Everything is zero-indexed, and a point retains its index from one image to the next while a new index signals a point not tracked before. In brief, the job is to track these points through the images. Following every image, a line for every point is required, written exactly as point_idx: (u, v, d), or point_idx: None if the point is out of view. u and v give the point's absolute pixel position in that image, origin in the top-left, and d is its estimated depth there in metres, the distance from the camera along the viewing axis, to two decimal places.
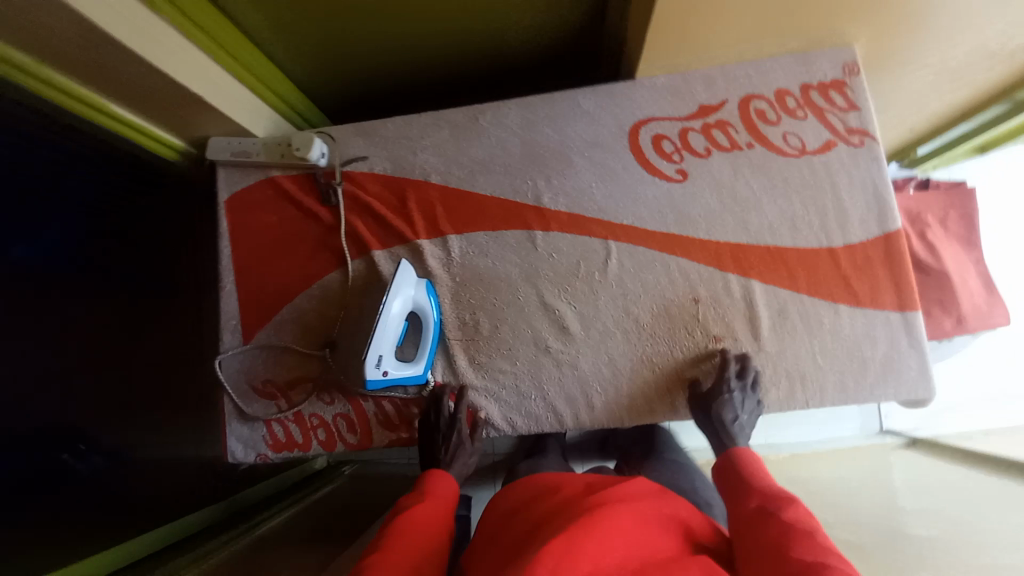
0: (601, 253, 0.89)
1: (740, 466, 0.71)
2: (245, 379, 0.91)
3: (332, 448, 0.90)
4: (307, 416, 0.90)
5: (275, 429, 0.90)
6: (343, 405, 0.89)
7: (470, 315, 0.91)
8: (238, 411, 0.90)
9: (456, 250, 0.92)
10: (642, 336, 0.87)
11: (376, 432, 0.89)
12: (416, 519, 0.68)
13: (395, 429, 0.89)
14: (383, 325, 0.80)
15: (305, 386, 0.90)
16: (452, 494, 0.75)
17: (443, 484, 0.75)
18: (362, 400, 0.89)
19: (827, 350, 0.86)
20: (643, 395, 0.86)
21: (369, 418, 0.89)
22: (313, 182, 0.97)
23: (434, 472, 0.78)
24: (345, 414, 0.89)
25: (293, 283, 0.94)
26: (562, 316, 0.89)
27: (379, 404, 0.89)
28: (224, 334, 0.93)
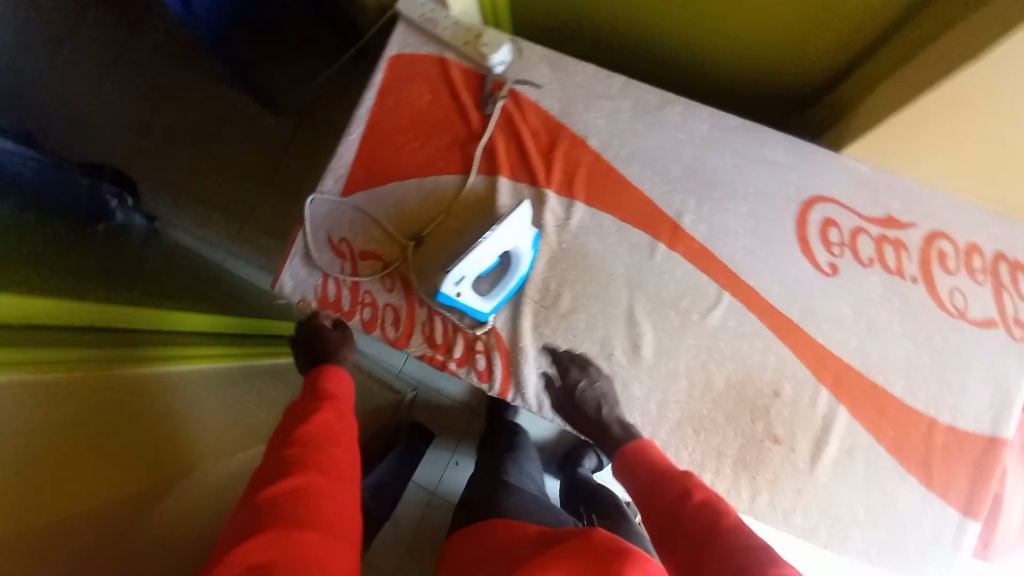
0: (712, 299, 0.84)
1: (643, 460, 0.75)
2: (326, 227, 0.90)
3: (369, 332, 0.89)
4: (363, 291, 0.89)
5: (329, 287, 0.89)
6: (399, 298, 0.88)
7: (555, 285, 0.87)
8: (305, 254, 0.89)
9: (575, 220, 0.88)
10: (705, 397, 0.82)
11: (415, 340, 0.88)
12: (324, 431, 0.78)
13: (433, 347, 0.88)
14: (479, 252, 0.78)
15: (375, 263, 0.89)
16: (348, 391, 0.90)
17: (339, 386, 0.89)
18: (418, 304, 0.88)
19: (872, 512, 0.80)
20: (676, 451, 0.82)
21: (415, 323, 0.88)
22: (479, 83, 0.92)
23: (325, 371, 0.90)
24: (396, 307, 0.88)
25: (411, 166, 0.91)
26: (640, 334, 0.85)
27: (432, 317, 0.88)
28: (327, 177, 0.91)
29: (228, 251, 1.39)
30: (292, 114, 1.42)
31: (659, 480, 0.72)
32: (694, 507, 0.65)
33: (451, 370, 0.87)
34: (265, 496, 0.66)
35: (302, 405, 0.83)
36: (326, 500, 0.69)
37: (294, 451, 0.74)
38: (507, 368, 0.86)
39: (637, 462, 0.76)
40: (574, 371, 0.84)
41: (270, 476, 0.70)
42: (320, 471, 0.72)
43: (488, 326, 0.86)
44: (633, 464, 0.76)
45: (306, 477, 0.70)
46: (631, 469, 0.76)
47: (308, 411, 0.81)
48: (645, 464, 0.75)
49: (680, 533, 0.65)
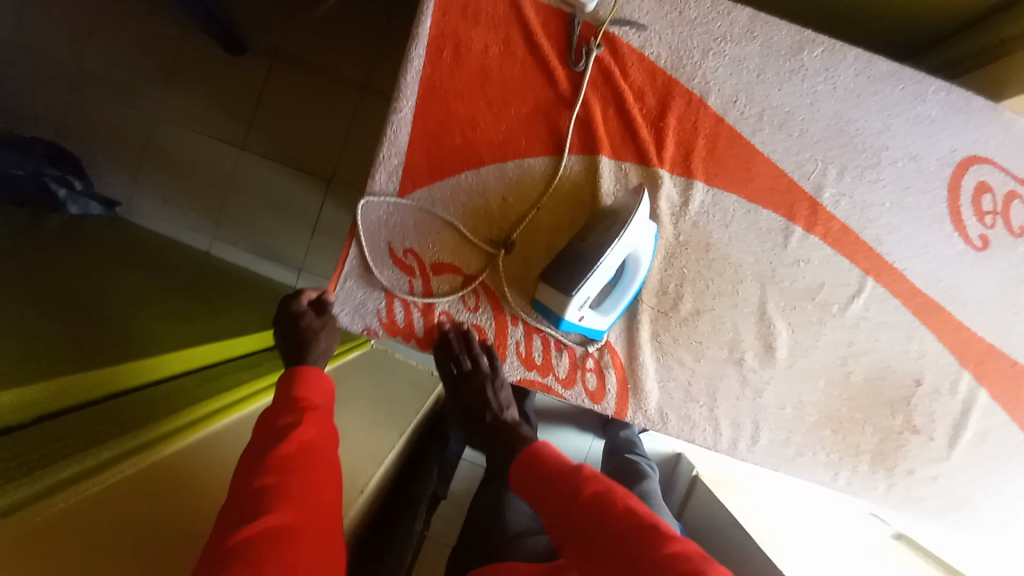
0: (854, 286, 0.74)
1: (536, 467, 0.67)
2: (384, 237, 0.71)
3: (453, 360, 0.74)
4: (438, 312, 0.73)
5: (396, 309, 0.72)
6: (484, 318, 0.73)
7: (675, 286, 0.73)
8: (364, 274, 0.71)
9: (695, 208, 0.73)
10: (842, 394, 0.75)
11: (508, 363, 0.75)
12: (307, 450, 0.57)
13: (531, 369, 0.75)
14: (605, 267, 0.63)
15: (453, 278, 0.72)
16: (325, 398, 0.68)
17: (316, 392, 0.66)
18: (510, 321, 0.73)
19: (998, 490, 0.78)
20: (807, 451, 0.76)
21: (508, 344, 0.74)
22: (563, 25, 0.69)
23: (302, 376, 0.67)
24: (482, 328, 0.74)
25: (485, 146, 0.70)
26: (774, 334, 0.74)
27: (528, 335, 0.74)
28: (379, 173, 0.69)
29: (213, 235, 1.14)
30: (276, 63, 1.10)
31: (553, 473, 0.65)
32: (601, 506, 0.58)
33: (557, 394, 0.75)
34: (230, 543, 0.45)
35: (271, 420, 0.60)
36: (315, 537, 0.50)
37: (267, 481, 0.52)
38: (623, 385, 0.75)
39: (531, 464, 0.68)
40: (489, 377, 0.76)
41: (237, 513, 0.49)
42: (302, 500, 0.52)
43: (599, 344, 0.74)
44: (525, 472, 0.68)
45: (286, 512, 0.50)
46: (529, 474, 0.67)
47: (282, 428, 0.59)
48: (540, 464, 0.67)
49: (595, 544, 0.56)
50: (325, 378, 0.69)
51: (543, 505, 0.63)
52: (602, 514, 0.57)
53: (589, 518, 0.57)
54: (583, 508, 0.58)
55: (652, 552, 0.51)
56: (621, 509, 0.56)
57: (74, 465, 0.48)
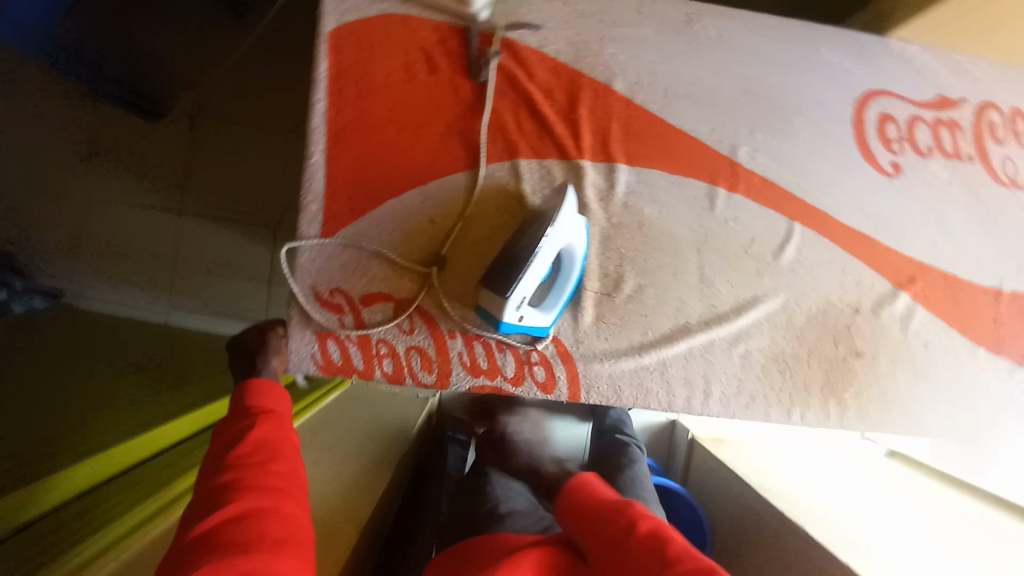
0: (783, 233, 0.78)
1: (586, 499, 0.64)
2: (312, 282, 0.72)
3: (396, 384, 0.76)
4: (374, 342, 0.75)
5: (331, 349, 0.73)
6: (422, 337, 0.76)
7: (615, 267, 0.77)
8: (297, 317, 0.73)
9: (620, 191, 0.75)
10: (789, 336, 0.80)
11: (455, 374, 0.76)
12: (263, 446, 0.57)
13: (479, 374, 0.76)
14: (536, 265, 0.66)
15: (386, 305, 0.74)
16: (282, 397, 0.66)
17: (270, 394, 0.65)
18: (448, 334, 0.76)
19: (949, 394, 0.84)
20: (767, 396, 0.80)
21: (451, 357, 0.76)
22: (465, 39, 0.72)
23: (249, 381, 0.65)
24: (421, 348, 0.76)
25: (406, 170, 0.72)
26: (715, 294, 0.78)
27: (469, 343, 0.76)
28: (303, 219, 0.71)
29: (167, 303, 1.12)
30: (201, 120, 1.09)
31: (608, 507, 0.61)
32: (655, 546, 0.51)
33: (508, 392, 0.77)
34: (189, 538, 0.46)
35: (224, 425, 0.60)
36: (280, 515, 0.50)
37: (228, 477, 0.53)
38: (571, 371, 0.77)
39: (589, 495, 0.64)
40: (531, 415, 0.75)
41: (200, 509, 0.50)
42: (264, 487, 0.52)
43: (548, 339, 0.76)
44: (576, 505, 0.64)
45: (250, 501, 0.50)
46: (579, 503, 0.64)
47: (235, 431, 0.58)
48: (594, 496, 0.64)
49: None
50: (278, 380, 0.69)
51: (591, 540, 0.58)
52: (656, 550, 0.51)
53: (639, 552, 0.52)
54: (636, 544, 0.53)
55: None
56: (665, 543, 0.52)
57: (71, 560, 0.51)
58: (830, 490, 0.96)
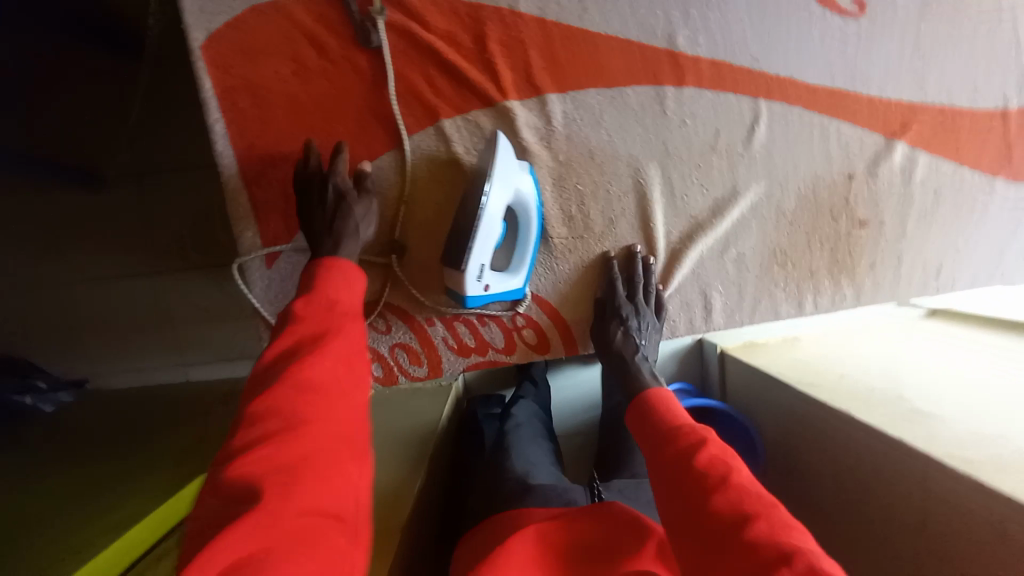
0: (749, 118, 0.70)
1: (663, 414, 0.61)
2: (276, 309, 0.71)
3: (390, 384, 0.77)
4: None
5: None
6: (403, 333, 0.74)
7: (576, 207, 0.71)
8: None
9: (560, 125, 0.69)
10: (782, 225, 0.73)
11: (447, 359, 0.76)
12: (333, 368, 0.49)
13: (470, 353, 0.75)
14: (484, 229, 0.61)
15: None
16: (355, 306, 0.57)
17: (345, 296, 0.56)
18: (427, 323, 0.74)
19: (970, 237, 0.77)
20: (771, 294, 0.75)
21: (437, 344, 0.75)
22: (346, 5, 0.64)
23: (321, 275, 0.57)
24: (406, 343, 0.74)
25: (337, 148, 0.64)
26: (691, 203, 0.72)
27: (451, 325, 0.74)
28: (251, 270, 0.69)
29: None
30: None
31: (666, 427, 0.59)
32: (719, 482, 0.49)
33: (502, 362, 0.76)
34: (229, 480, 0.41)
35: (294, 324, 0.52)
36: (338, 473, 0.43)
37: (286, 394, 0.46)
38: (559, 326, 0.75)
39: (655, 412, 0.61)
40: (625, 304, 0.71)
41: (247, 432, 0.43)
42: (323, 432, 0.45)
43: (528, 301, 0.73)
44: (636, 419, 0.63)
45: (302, 446, 0.43)
46: (639, 417, 0.63)
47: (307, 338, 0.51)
48: (656, 410, 0.62)
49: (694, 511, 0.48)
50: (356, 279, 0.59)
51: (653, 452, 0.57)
52: (709, 479, 0.49)
53: (692, 483, 0.50)
54: (690, 471, 0.51)
55: (761, 542, 0.42)
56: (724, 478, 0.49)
57: None
58: (869, 364, 0.91)
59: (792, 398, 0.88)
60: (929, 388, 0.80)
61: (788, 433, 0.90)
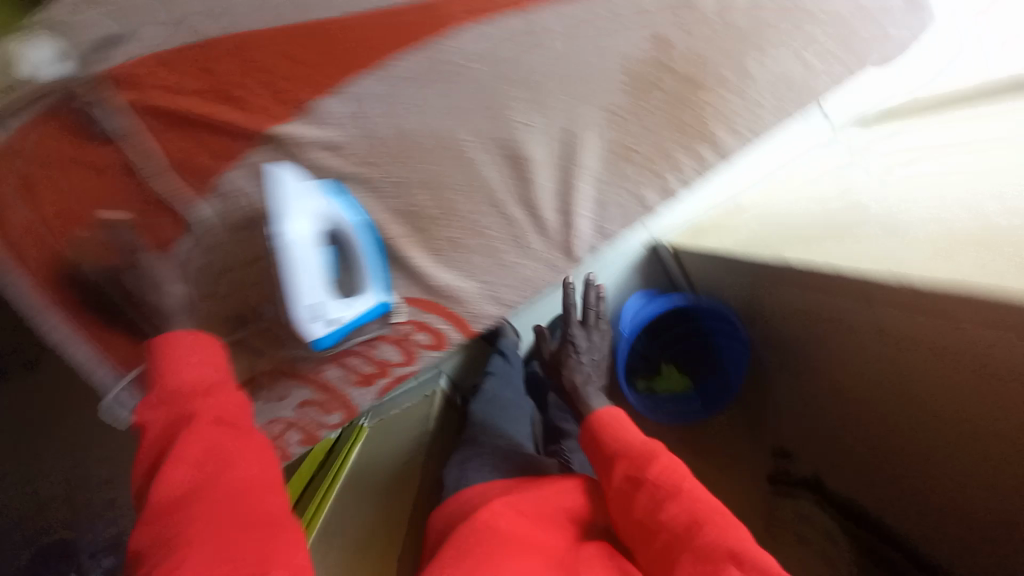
0: (523, 29, 0.66)
1: (614, 432, 0.79)
2: None
3: (315, 440, 0.75)
4: (265, 426, 0.71)
5: None
6: (299, 391, 0.71)
7: (403, 199, 0.67)
8: None
9: (343, 124, 0.63)
10: (614, 122, 0.69)
11: (356, 395, 0.74)
12: (219, 439, 0.50)
13: (374, 380, 0.74)
14: (298, 266, 0.60)
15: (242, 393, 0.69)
16: (220, 374, 0.58)
17: (205, 367, 0.57)
18: (318, 372, 0.70)
19: (814, 42, 0.71)
20: (637, 192, 0.72)
21: (339, 386, 0.72)
22: (78, 109, 0.61)
23: (173, 358, 0.57)
24: (308, 399, 0.72)
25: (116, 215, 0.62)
26: (516, 142, 0.68)
27: (341, 364, 0.71)
28: (102, 394, 0.67)
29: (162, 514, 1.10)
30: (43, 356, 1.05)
31: (621, 447, 0.76)
32: (669, 491, 0.67)
33: (410, 371, 0.75)
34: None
35: (160, 419, 0.53)
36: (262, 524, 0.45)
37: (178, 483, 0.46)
38: (446, 317, 0.73)
39: (611, 431, 0.79)
40: (575, 329, 1.02)
41: (148, 539, 0.44)
42: (227, 498, 0.46)
43: (402, 308, 0.70)
44: (595, 439, 0.80)
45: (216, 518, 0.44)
46: (598, 441, 0.80)
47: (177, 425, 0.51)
48: (610, 434, 0.79)
49: (655, 518, 0.65)
50: (215, 351, 0.60)
51: (613, 466, 0.75)
52: (662, 491, 0.67)
53: (649, 493, 0.68)
54: (646, 482, 0.69)
55: (709, 538, 0.60)
56: (674, 487, 0.67)
57: None
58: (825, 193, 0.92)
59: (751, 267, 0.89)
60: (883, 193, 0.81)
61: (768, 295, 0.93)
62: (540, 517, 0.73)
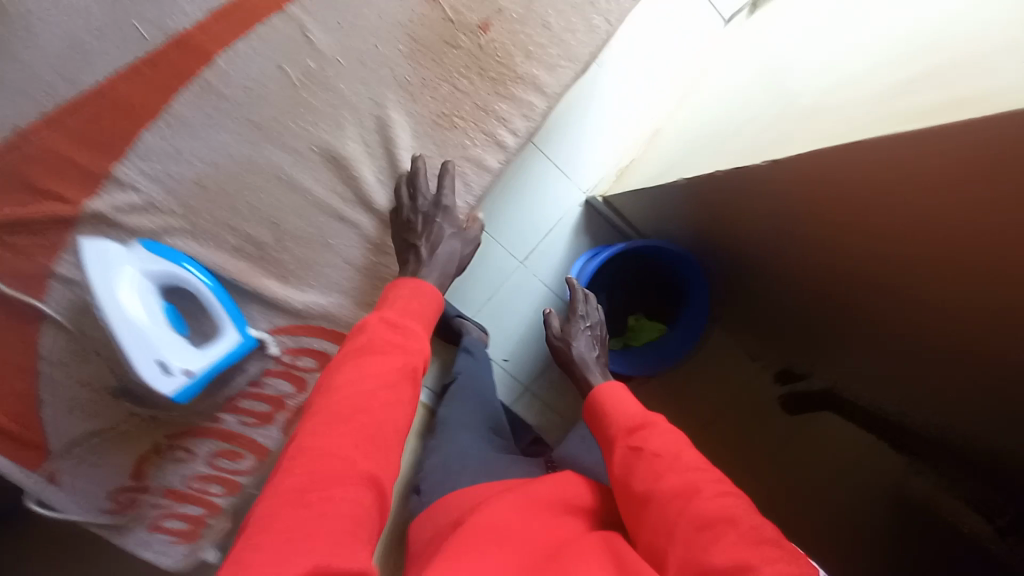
0: (296, 30, 0.63)
1: (615, 401, 0.75)
2: (95, 507, 0.69)
3: (240, 488, 0.75)
4: (183, 487, 0.72)
5: (172, 521, 0.73)
6: (204, 445, 0.71)
7: (236, 237, 0.67)
8: (121, 532, 0.72)
9: (146, 183, 0.63)
10: (420, 95, 0.67)
11: (261, 433, 0.73)
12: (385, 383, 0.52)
13: (273, 416, 0.73)
14: (133, 332, 0.59)
15: (153, 460, 0.70)
16: (428, 314, 0.63)
17: (411, 301, 0.62)
18: (215, 422, 0.70)
19: None
20: (471, 158, 0.71)
21: (241, 431, 0.72)
22: None
23: (400, 288, 0.63)
24: (216, 450, 0.72)
25: None
26: (328, 147, 0.66)
27: (235, 407, 0.71)
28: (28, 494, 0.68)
29: None
30: None
31: (623, 419, 0.71)
32: (670, 457, 0.61)
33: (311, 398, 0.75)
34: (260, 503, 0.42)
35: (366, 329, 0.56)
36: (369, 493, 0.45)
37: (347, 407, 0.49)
38: (325, 333, 0.72)
39: (614, 399, 0.75)
40: (582, 306, 1.00)
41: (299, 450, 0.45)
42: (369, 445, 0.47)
43: (270, 339, 0.69)
44: (598, 413, 0.76)
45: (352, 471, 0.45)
46: (601, 413, 0.75)
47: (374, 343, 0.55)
48: (610, 405, 0.75)
49: (653, 492, 0.58)
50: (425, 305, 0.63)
51: (618, 431, 0.70)
52: (663, 462, 0.61)
53: (649, 461, 0.62)
54: (646, 450, 0.64)
55: (709, 507, 0.53)
56: (678, 457, 0.61)
57: None
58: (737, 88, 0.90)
59: (677, 185, 0.88)
60: (776, 72, 0.80)
61: (704, 211, 0.91)
62: (540, 513, 0.64)
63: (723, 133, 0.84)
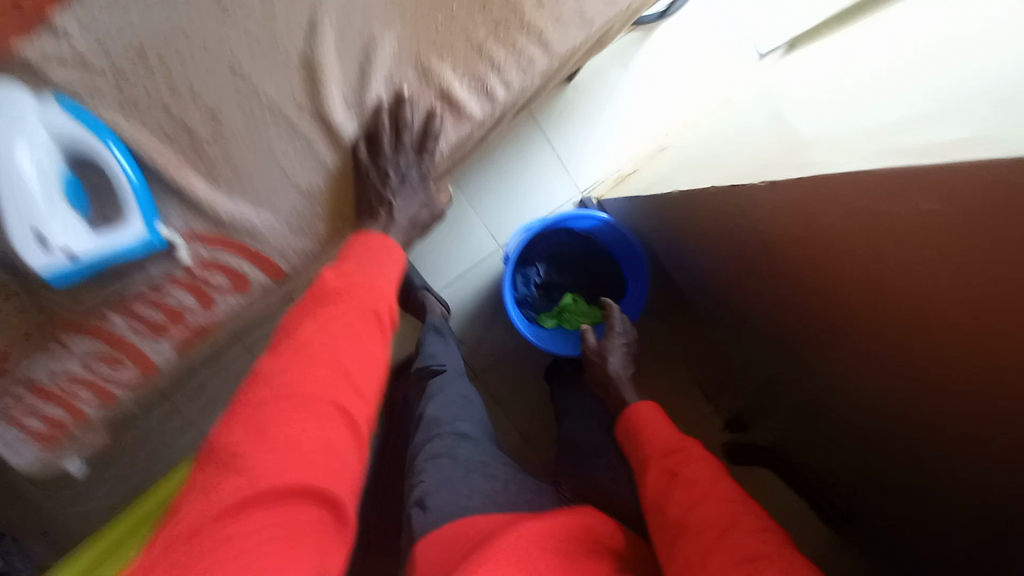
0: None
1: (643, 419, 0.70)
2: None
3: (115, 400, 0.68)
4: (52, 383, 0.64)
5: (32, 418, 0.65)
6: (86, 342, 0.63)
7: (166, 119, 0.58)
8: None
9: (81, 35, 0.56)
10: (407, 16, 0.60)
11: (149, 347, 0.65)
12: (338, 324, 0.51)
13: (167, 333, 0.65)
14: (13, 190, 0.55)
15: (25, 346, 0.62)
16: (393, 259, 0.61)
17: (375, 248, 0.60)
18: (101, 321, 0.62)
19: None
20: (454, 102, 0.64)
21: (128, 338, 0.64)
22: None
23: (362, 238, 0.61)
24: (96, 352, 0.64)
25: None
26: (291, 44, 0.59)
27: (126, 311, 0.62)
28: None
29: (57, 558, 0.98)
30: None
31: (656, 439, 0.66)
32: (713, 485, 0.55)
33: (217, 323, 0.67)
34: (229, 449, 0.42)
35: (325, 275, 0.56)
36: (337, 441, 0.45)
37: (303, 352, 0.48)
38: (247, 254, 0.63)
39: (644, 417, 0.70)
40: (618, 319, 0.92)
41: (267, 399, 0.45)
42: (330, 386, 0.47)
43: (181, 243, 0.61)
44: (629, 431, 0.71)
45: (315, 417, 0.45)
46: (632, 433, 0.70)
47: (332, 290, 0.54)
48: (644, 426, 0.69)
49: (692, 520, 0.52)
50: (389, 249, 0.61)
51: (651, 451, 0.64)
52: (699, 489, 0.55)
53: (684, 485, 0.56)
54: (680, 471, 0.58)
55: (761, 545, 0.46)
56: (716, 486, 0.55)
57: None
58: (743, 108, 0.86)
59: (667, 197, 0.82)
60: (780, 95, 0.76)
61: (686, 231, 0.85)
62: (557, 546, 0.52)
63: (722, 151, 0.78)
